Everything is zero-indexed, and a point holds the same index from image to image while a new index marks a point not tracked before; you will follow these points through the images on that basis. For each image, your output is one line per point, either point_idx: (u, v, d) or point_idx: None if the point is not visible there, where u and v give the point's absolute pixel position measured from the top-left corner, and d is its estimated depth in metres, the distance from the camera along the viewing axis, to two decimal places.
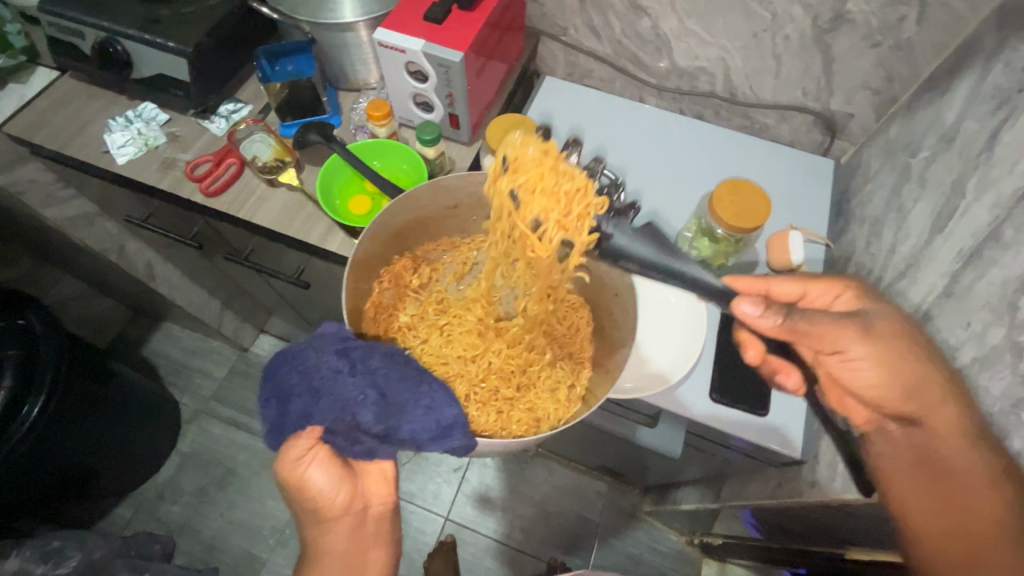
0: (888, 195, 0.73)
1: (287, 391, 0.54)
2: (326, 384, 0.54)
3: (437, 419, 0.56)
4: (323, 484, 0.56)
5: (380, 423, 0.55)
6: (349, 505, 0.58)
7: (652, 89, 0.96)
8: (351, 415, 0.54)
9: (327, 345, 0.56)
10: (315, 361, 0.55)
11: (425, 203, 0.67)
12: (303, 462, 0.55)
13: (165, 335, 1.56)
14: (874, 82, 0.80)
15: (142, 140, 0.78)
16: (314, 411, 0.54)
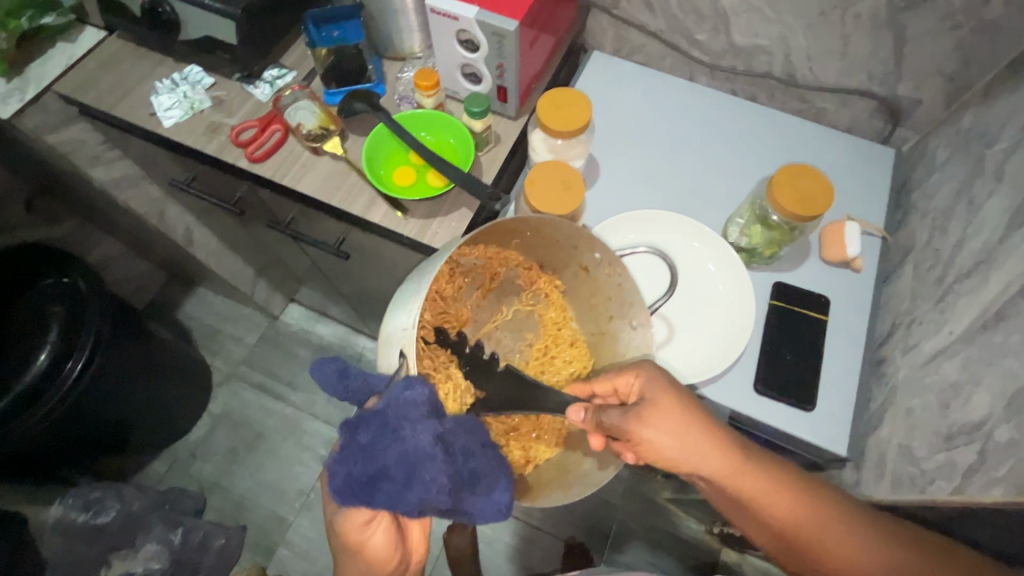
0: (957, 188, 0.69)
1: (379, 471, 0.47)
2: (423, 471, 0.47)
3: (497, 501, 0.51)
4: (382, 549, 0.55)
5: (453, 506, 0.49)
6: (398, 566, 0.57)
7: (704, 67, 0.91)
8: (432, 502, 0.48)
9: (426, 423, 0.48)
10: (413, 443, 0.47)
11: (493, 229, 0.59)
12: (369, 527, 0.54)
13: (199, 300, 1.60)
14: (950, 66, 0.74)
15: (189, 104, 0.78)
16: (403, 496, 0.47)
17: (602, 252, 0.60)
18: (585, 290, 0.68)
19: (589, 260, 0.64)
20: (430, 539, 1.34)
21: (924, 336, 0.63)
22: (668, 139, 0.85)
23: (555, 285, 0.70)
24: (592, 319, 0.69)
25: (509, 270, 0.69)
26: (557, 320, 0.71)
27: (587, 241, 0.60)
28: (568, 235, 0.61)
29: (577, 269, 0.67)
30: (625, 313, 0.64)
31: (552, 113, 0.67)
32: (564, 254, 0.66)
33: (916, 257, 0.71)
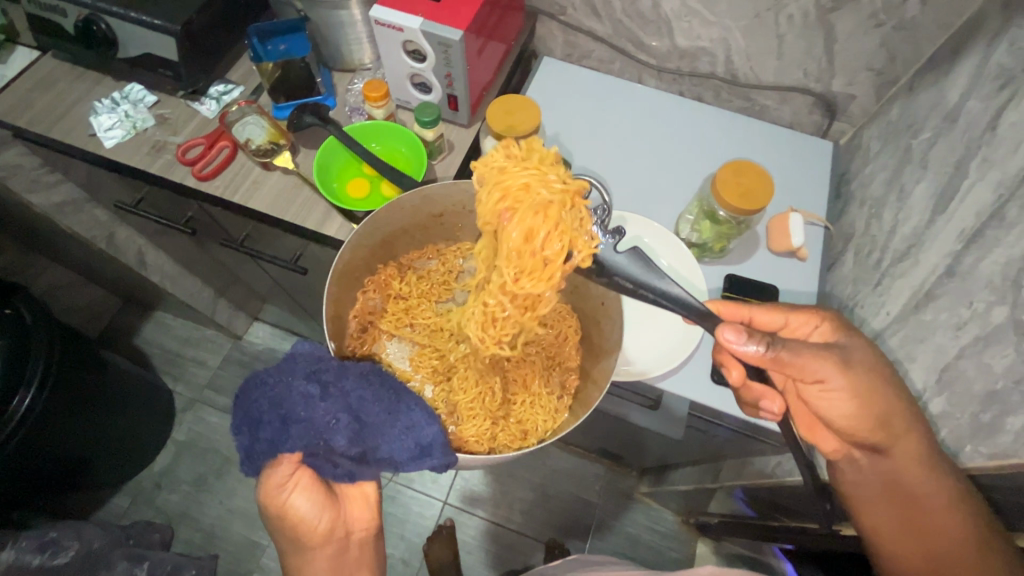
0: (890, 175, 0.73)
1: (257, 422, 0.53)
2: (297, 410, 0.52)
3: (416, 439, 0.54)
4: (305, 511, 0.55)
5: (356, 446, 0.53)
6: (330, 532, 0.56)
7: (651, 70, 0.94)
8: (327, 440, 0.53)
9: (296, 370, 0.54)
10: (285, 387, 0.53)
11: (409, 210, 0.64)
12: (285, 489, 0.54)
13: (157, 324, 1.54)
14: (877, 62, 0.79)
15: (130, 123, 0.76)
16: (288, 437, 0.52)
17: None
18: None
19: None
20: (409, 554, 1.33)
21: (866, 318, 0.67)
22: (621, 140, 0.87)
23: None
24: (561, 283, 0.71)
25: (467, 261, 0.74)
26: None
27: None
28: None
29: None
30: None
31: (502, 119, 0.68)
32: None
33: (856, 244, 0.75)
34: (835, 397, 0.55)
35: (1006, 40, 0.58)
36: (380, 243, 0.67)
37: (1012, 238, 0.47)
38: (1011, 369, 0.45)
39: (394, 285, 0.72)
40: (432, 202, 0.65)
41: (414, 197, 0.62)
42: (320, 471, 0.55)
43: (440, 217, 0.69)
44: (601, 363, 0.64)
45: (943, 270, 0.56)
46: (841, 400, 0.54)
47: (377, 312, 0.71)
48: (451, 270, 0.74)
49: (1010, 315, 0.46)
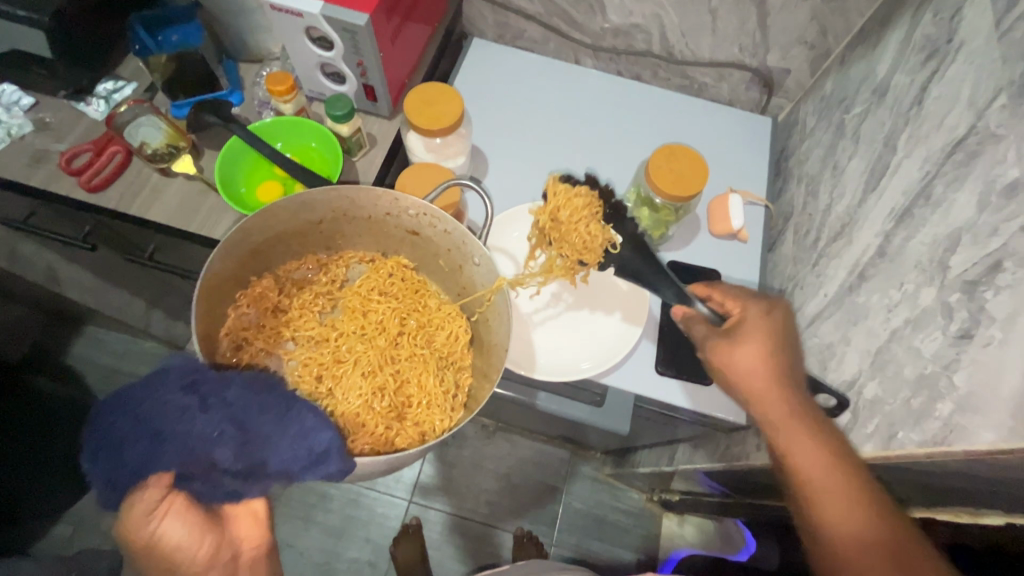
0: (825, 151, 0.72)
1: (117, 442, 0.46)
2: (170, 423, 0.47)
3: (310, 447, 0.51)
4: (179, 539, 0.47)
5: (240, 460, 0.49)
6: (213, 557, 0.49)
7: (587, 49, 0.90)
8: (206, 456, 0.48)
9: (168, 382, 0.48)
10: (155, 402, 0.47)
11: (281, 218, 0.59)
12: (153, 518, 0.47)
13: (88, 339, 1.44)
14: (810, 35, 0.77)
15: (4, 129, 0.68)
16: (156, 457, 0.46)
17: (411, 205, 0.59)
18: (428, 253, 0.68)
19: (410, 221, 0.63)
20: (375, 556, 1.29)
21: (806, 299, 0.66)
22: (557, 125, 0.83)
23: (403, 265, 0.70)
24: (453, 282, 0.69)
25: (352, 269, 0.71)
26: (418, 296, 0.69)
27: (393, 201, 0.60)
28: (373, 202, 0.61)
29: (404, 234, 0.66)
30: (466, 255, 0.62)
31: (420, 111, 0.63)
32: (387, 224, 0.65)
33: (795, 222, 0.74)
34: (741, 353, 0.52)
35: (931, 9, 0.57)
36: (249, 252, 0.61)
37: (938, 216, 0.47)
38: (938, 352, 0.44)
39: (270, 298, 0.65)
40: (309, 210, 0.61)
41: (289, 203, 0.57)
42: (198, 494, 0.48)
43: (318, 226, 0.64)
44: (494, 359, 0.61)
45: (874, 250, 0.55)
46: (746, 355, 0.51)
47: (251, 329, 0.64)
48: (334, 280, 0.70)
49: (937, 297, 0.45)
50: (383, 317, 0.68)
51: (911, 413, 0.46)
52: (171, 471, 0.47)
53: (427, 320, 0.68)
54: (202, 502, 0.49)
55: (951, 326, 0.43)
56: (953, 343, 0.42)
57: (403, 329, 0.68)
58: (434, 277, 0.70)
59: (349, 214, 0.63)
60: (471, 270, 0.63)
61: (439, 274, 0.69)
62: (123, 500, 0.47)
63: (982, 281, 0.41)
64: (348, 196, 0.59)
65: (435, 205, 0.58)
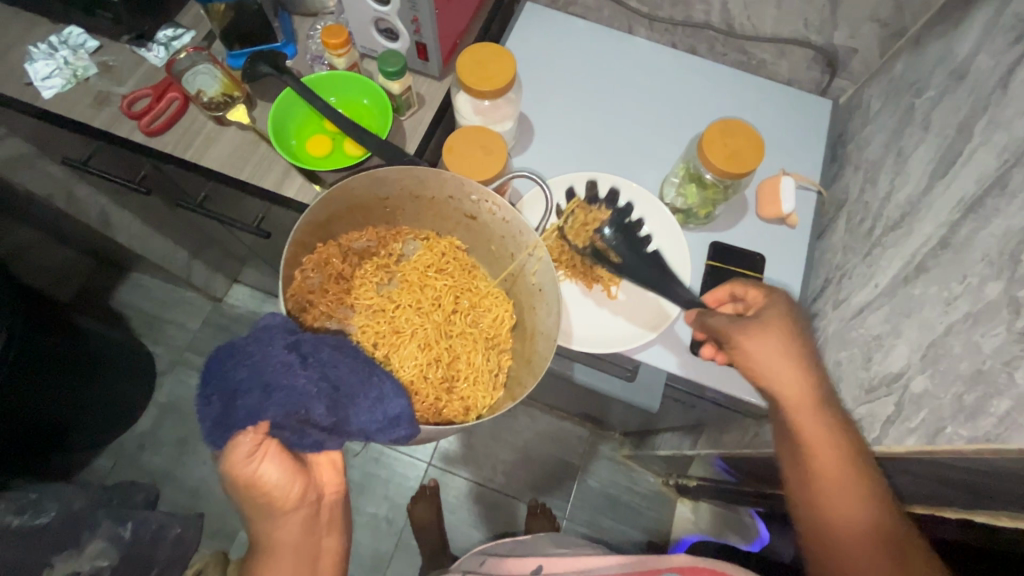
0: (888, 137, 0.68)
1: (232, 389, 0.49)
2: (277, 378, 0.49)
3: (385, 410, 0.53)
4: (276, 480, 0.52)
5: (331, 416, 0.51)
6: (303, 496, 0.54)
7: (642, 19, 0.87)
8: (303, 408, 0.50)
9: (275, 338, 0.51)
10: (264, 355, 0.50)
11: (354, 193, 0.60)
12: (254, 460, 0.51)
13: (134, 285, 1.50)
14: (883, 12, 0.72)
15: (70, 71, 0.70)
16: (263, 407, 0.49)
17: (476, 191, 0.59)
18: (481, 238, 0.68)
19: (470, 206, 0.63)
20: (393, 513, 1.33)
21: (853, 289, 0.64)
22: (606, 97, 0.81)
23: (456, 246, 0.70)
24: (501, 267, 0.69)
25: (407, 245, 0.70)
26: (470, 278, 0.69)
27: (457, 185, 0.60)
28: (438, 185, 0.61)
29: (463, 219, 0.66)
30: (520, 244, 0.62)
31: (474, 73, 0.62)
32: (447, 207, 0.65)
33: (848, 211, 0.71)
34: (754, 349, 0.55)
35: None
36: (322, 222, 0.61)
37: (1013, 207, 0.44)
38: (1000, 348, 0.42)
39: (333, 265, 0.65)
40: (378, 186, 0.61)
41: (363, 178, 0.58)
42: (288, 443, 0.52)
43: (384, 200, 0.64)
44: (538, 345, 0.62)
45: (936, 241, 0.52)
46: (757, 351, 0.55)
47: (317, 292, 0.64)
48: (392, 254, 0.69)
49: (1004, 292, 0.43)
50: (437, 296, 0.69)
51: (962, 408, 0.45)
52: (271, 420, 0.50)
53: (479, 301, 0.69)
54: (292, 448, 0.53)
55: (1016, 321, 0.41)
56: (1017, 339, 0.41)
57: (454, 309, 0.69)
58: (484, 260, 0.70)
59: (418, 192, 0.63)
60: (522, 259, 0.64)
61: (488, 258, 0.69)
62: (222, 444, 0.50)
63: None
64: (419, 176, 0.59)
65: (496, 192, 0.59)
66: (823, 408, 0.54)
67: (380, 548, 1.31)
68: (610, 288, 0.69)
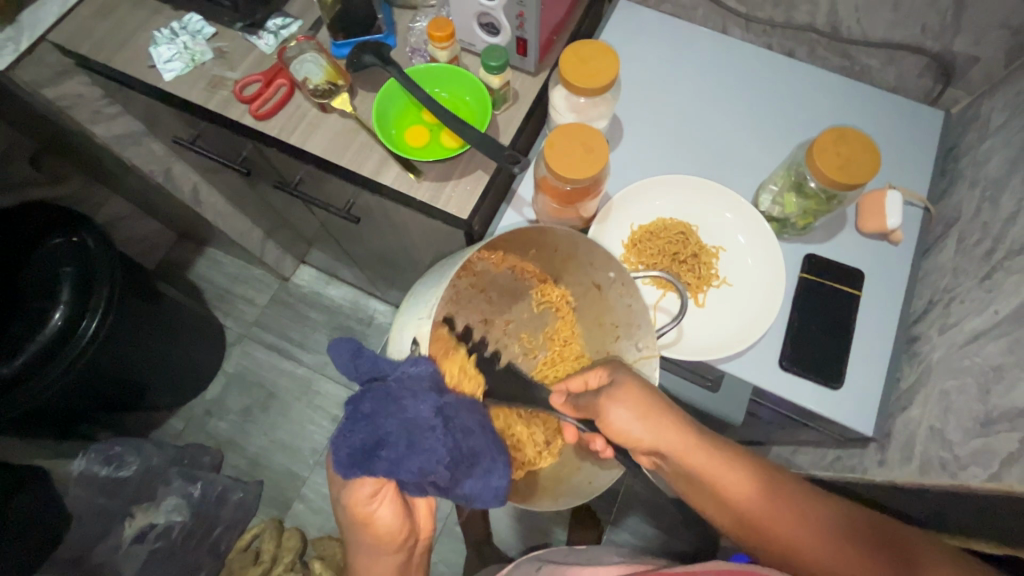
0: (1012, 155, 0.63)
1: (379, 437, 0.46)
2: (423, 439, 0.47)
3: (497, 485, 0.51)
4: (389, 523, 0.52)
5: (453, 481, 0.49)
6: (406, 542, 0.54)
7: (740, 19, 0.83)
8: (428, 474, 0.47)
9: (425, 394, 0.47)
10: (415, 411, 0.47)
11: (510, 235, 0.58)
12: (373, 500, 0.51)
13: (209, 260, 1.57)
14: (1016, 19, 0.66)
15: (188, 55, 0.74)
16: (403, 464, 0.46)
17: (617, 272, 0.58)
18: (597, 309, 0.66)
19: (603, 278, 0.62)
20: (440, 498, 1.36)
21: (965, 314, 0.60)
22: (699, 99, 0.79)
23: (567, 301, 0.68)
24: (598, 338, 0.67)
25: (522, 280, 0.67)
26: (566, 334, 0.68)
27: (604, 258, 0.58)
28: (588, 252, 0.59)
29: (588, 285, 0.65)
30: (632, 333, 0.62)
31: (576, 68, 0.62)
32: (580, 269, 0.64)
33: (960, 230, 0.67)
34: (615, 425, 0.56)
35: None
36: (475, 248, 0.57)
37: None
38: None
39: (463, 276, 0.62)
40: (547, 235, 0.59)
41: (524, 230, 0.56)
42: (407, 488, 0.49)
43: (539, 243, 0.62)
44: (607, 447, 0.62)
45: None
46: (620, 420, 0.55)
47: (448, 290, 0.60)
48: (511, 283, 0.67)
49: None
50: (530, 343, 0.68)
51: None
52: (402, 476, 0.47)
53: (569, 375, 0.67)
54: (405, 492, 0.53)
55: None
56: None
57: (543, 361, 0.67)
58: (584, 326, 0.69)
59: (562, 249, 0.62)
60: (626, 346, 0.63)
61: (590, 325, 0.68)
62: (354, 476, 0.47)
63: None
64: (577, 241, 0.58)
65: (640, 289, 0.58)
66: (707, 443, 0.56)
67: None
68: (698, 294, 0.68)
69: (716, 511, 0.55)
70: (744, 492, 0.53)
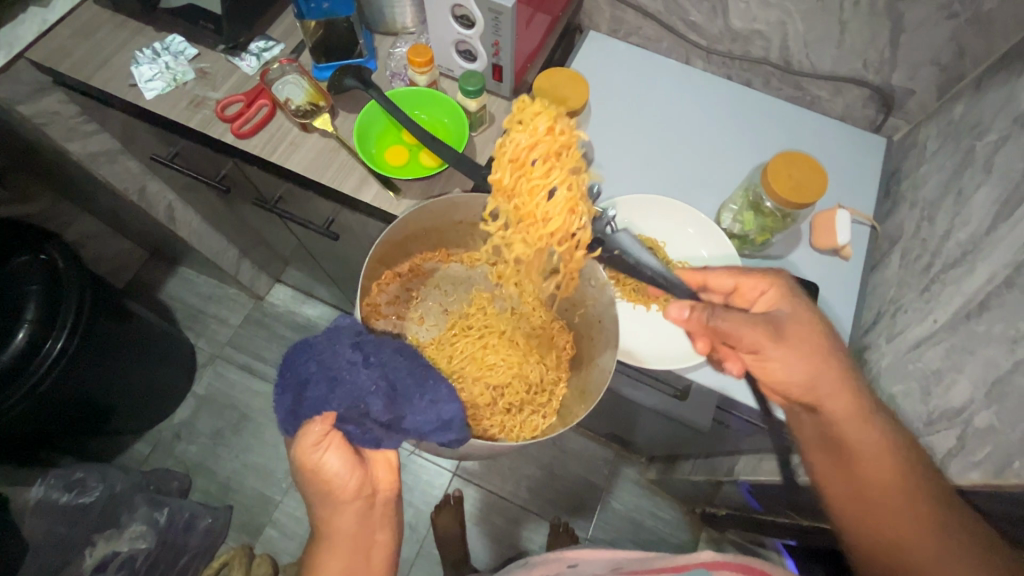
0: (946, 178, 0.69)
1: (301, 380, 0.50)
2: (344, 372, 0.50)
3: (439, 413, 0.53)
4: (338, 471, 0.51)
5: (389, 412, 0.51)
6: (359, 489, 0.52)
7: (700, 51, 0.89)
8: (363, 404, 0.50)
9: (341, 336, 0.53)
10: (330, 351, 0.51)
11: (432, 216, 0.64)
12: (319, 448, 0.50)
13: (181, 280, 1.55)
14: (944, 57, 0.73)
15: (170, 75, 0.75)
16: (328, 398, 0.50)
17: None
18: None
19: None
20: (416, 520, 1.34)
21: (909, 323, 0.65)
22: (663, 124, 0.84)
23: None
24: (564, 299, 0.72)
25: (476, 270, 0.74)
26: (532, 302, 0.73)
27: None
28: None
29: None
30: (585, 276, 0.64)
31: (549, 95, 0.66)
32: None
33: (903, 246, 0.72)
34: (773, 367, 0.59)
35: None
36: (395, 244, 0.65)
37: None
38: None
39: (411, 280, 0.72)
40: (457, 211, 0.65)
41: (441, 203, 0.62)
42: (350, 435, 0.51)
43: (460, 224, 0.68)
44: (591, 376, 0.64)
45: (1001, 279, 0.53)
46: (780, 369, 0.58)
47: (392, 301, 0.70)
48: (462, 275, 0.74)
49: None
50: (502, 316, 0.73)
51: None
52: (334, 411, 0.50)
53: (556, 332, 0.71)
54: (354, 442, 0.52)
55: None
56: None
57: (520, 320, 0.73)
58: None
59: None
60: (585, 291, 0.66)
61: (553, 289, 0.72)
62: (290, 428, 0.51)
63: None
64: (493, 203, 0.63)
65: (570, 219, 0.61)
66: (871, 419, 0.57)
67: (402, 556, 1.31)
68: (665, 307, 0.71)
69: (838, 475, 0.58)
70: (884, 478, 0.55)
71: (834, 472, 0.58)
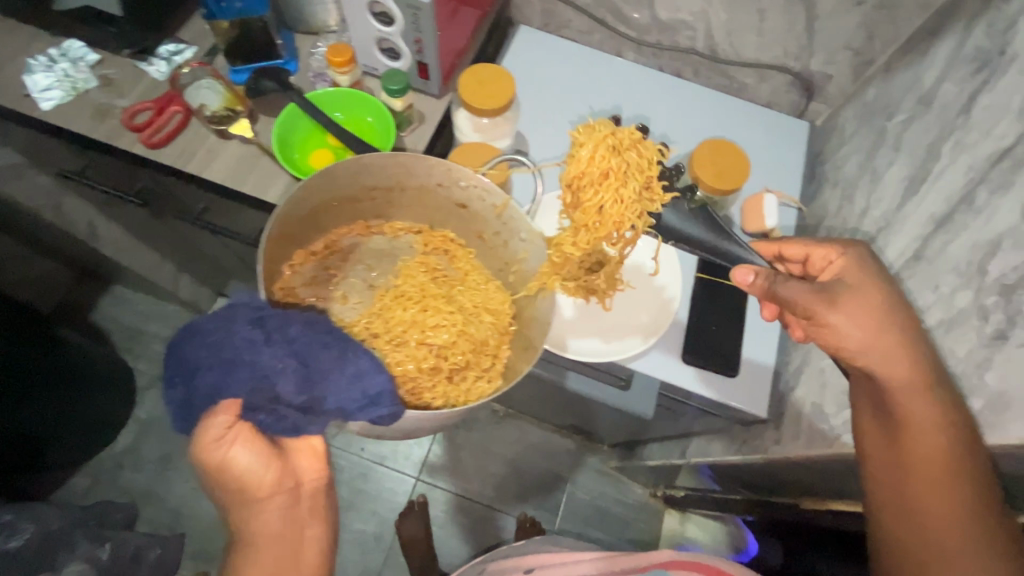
0: (863, 158, 0.72)
1: (195, 368, 0.48)
2: (243, 354, 0.48)
3: (363, 388, 0.51)
4: (249, 464, 0.48)
5: (301, 394, 0.49)
6: (278, 482, 0.50)
7: (631, 43, 0.90)
8: (270, 386, 0.49)
9: (238, 316, 0.50)
10: (225, 334, 0.49)
11: (343, 181, 0.62)
12: (223, 443, 0.48)
13: (115, 299, 1.46)
14: (856, 41, 0.76)
15: (70, 83, 0.70)
16: (228, 384, 0.48)
17: (463, 177, 0.63)
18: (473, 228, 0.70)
19: (460, 193, 0.66)
20: (381, 529, 1.32)
21: None
22: (597, 116, 0.85)
23: (448, 240, 0.73)
24: (494, 259, 0.71)
25: (400, 239, 0.72)
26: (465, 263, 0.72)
27: (445, 172, 0.63)
28: (427, 173, 0.63)
29: (454, 208, 0.69)
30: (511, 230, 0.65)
31: (475, 91, 0.65)
32: (435, 198, 0.68)
33: (828, 226, 0.75)
34: (839, 336, 0.49)
35: (984, 21, 0.57)
36: (309, 214, 0.64)
37: (979, 222, 0.48)
38: None
39: (328, 258, 0.69)
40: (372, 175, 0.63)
41: (351, 165, 0.60)
42: (261, 424, 0.49)
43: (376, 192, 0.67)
44: (533, 332, 0.64)
45: (912, 253, 0.56)
46: (845, 336, 0.48)
47: (309, 282, 0.67)
48: (385, 248, 0.72)
49: (974, 300, 0.47)
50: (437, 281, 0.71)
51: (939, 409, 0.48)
52: (238, 399, 0.48)
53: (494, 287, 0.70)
54: (268, 433, 0.50)
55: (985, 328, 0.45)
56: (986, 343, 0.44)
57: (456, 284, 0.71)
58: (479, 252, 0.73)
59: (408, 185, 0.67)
60: (515, 244, 0.67)
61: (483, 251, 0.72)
62: (194, 423, 0.49)
63: (1020, 285, 0.42)
64: (405, 162, 0.62)
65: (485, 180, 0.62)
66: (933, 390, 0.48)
67: (369, 567, 1.28)
68: (605, 300, 0.71)
69: (877, 446, 0.50)
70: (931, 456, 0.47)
71: (878, 439, 0.50)
